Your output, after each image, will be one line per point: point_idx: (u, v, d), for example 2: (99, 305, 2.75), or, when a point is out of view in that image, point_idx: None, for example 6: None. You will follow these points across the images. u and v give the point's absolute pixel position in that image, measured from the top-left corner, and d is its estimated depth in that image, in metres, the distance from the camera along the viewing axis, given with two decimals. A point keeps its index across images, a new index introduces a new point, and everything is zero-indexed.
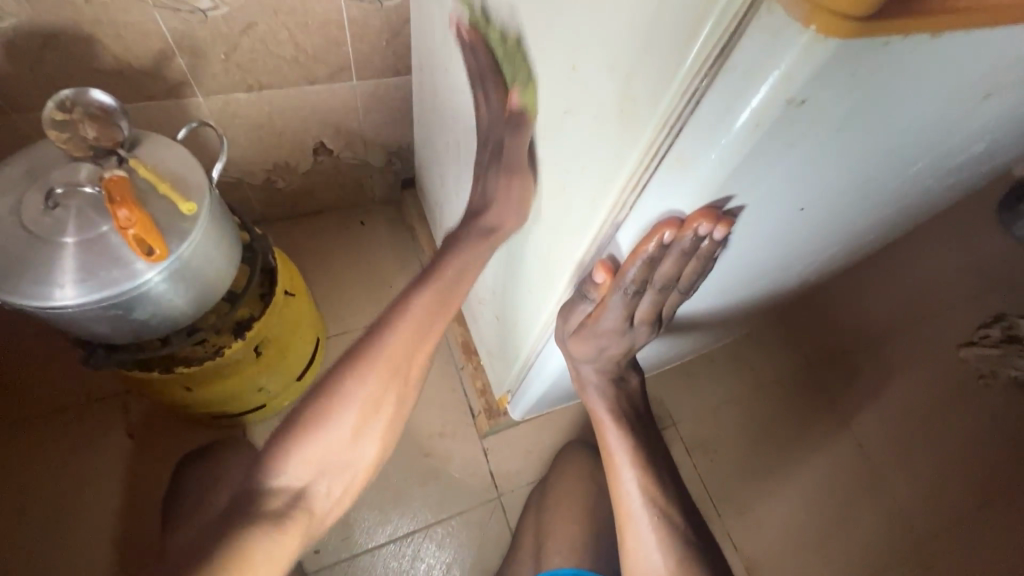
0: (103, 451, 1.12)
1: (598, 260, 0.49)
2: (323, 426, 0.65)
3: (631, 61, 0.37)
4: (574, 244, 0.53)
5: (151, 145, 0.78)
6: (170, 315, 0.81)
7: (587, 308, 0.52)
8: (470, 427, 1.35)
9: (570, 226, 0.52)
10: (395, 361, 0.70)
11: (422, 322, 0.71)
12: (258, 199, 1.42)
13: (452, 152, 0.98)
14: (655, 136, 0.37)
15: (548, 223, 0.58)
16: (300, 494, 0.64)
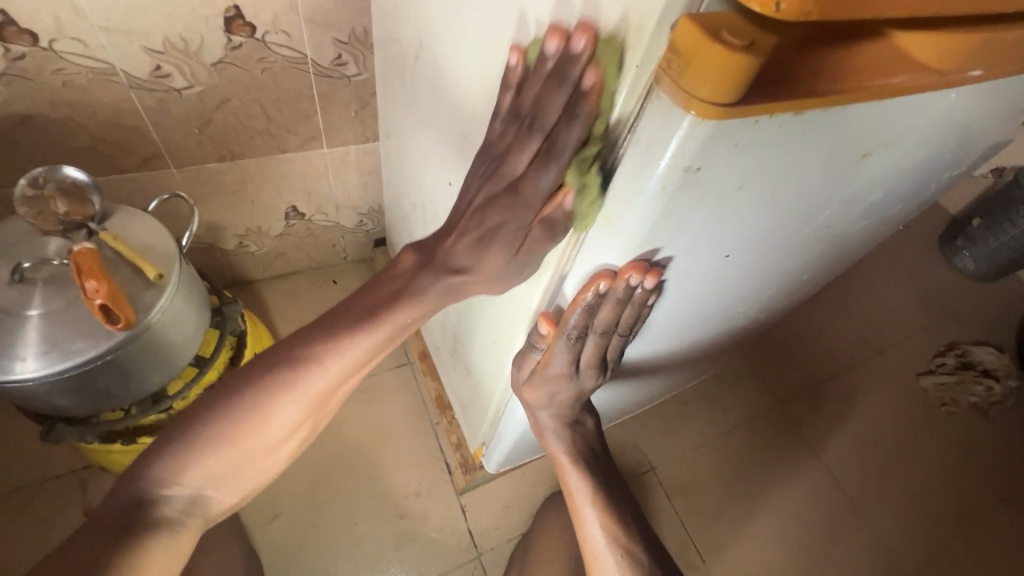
0: (56, 533, 1.06)
1: (544, 312, 0.53)
2: (230, 440, 0.59)
3: None
4: (528, 293, 0.57)
5: (123, 218, 0.81)
6: (136, 384, 0.81)
7: (537, 356, 0.55)
8: (447, 484, 1.32)
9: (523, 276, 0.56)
10: (320, 395, 0.61)
11: (366, 356, 0.60)
12: (230, 263, 1.44)
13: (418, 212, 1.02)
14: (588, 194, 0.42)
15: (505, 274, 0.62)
16: (196, 501, 0.60)
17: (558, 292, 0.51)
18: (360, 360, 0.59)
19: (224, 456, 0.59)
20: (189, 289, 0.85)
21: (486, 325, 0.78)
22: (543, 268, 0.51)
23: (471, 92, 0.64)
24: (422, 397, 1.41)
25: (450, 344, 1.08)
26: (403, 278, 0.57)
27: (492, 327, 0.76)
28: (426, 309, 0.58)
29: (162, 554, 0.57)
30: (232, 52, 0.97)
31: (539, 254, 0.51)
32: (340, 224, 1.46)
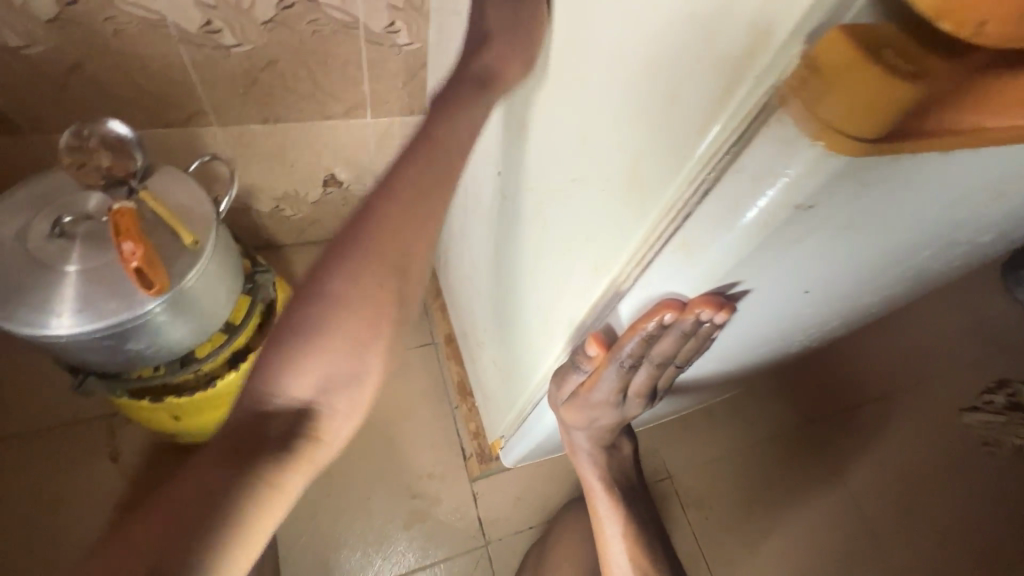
0: (82, 474, 1.10)
1: (593, 331, 0.49)
2: (310, 341, 0.56)
3: (641, 141, 0.39)
4: (578, 307, 0.53)
5: (163, 176, 0.79)
6: (163, 347, 0.80)
7: (580, 377, 0.51)
8: (461, 469, 1.32)
9: (576, 286, 0.53)
10: (385, 256, 0.58)
11: (414, 202, 0.59)
12: (265, 225, 1.43)
13: (459, 196, 0.98)
14: (663, 217, 0.38)
15: (555, 278, 0.58)
16: (302, 413, 0.55)
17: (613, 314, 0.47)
18: (410, 225, 0.59)
19: (318, 357, 0.56)
20: (221, 257, 0.83)
21: (523, 325, 0.75)
22: (600, 285, 0.47)
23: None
24: (443, 379, 1.40)
25: (479, 332, 1.05)
26: (428, 135, 0.61)
27: (529, 329, 0.72)
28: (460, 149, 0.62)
29: (280, 471, 0.51)
30: (284, 12, 0.94)
31: (599, 268, 0.47)
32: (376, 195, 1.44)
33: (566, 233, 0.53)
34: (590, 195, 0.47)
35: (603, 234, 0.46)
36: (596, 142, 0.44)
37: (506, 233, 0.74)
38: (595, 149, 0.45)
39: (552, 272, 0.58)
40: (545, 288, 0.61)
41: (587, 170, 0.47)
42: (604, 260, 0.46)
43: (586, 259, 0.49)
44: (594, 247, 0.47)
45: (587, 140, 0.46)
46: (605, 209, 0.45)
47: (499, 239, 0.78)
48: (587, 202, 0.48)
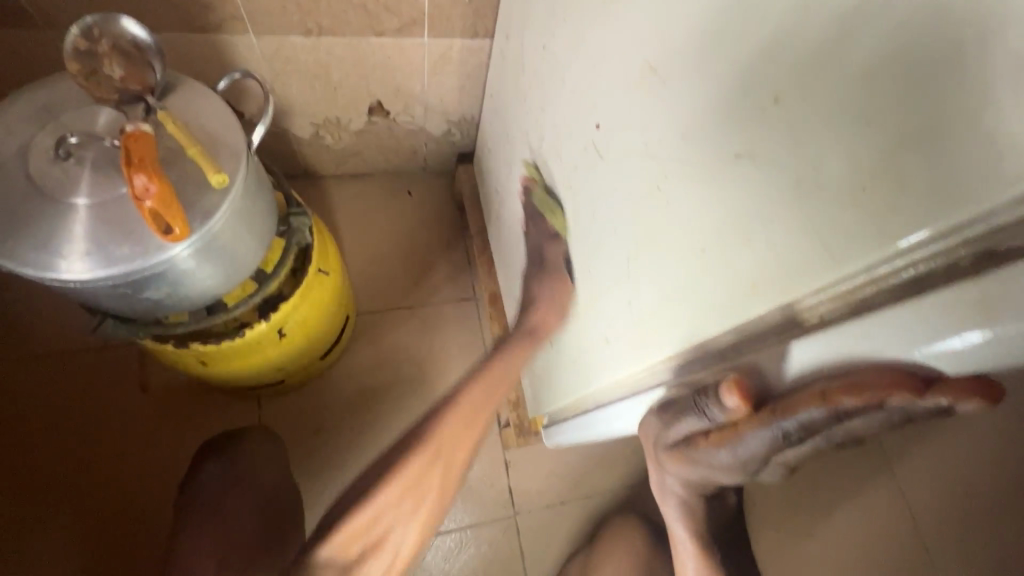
0: (112, 401, 1.09)
1: (734, 376, 0.39)
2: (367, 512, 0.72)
3: (903, 131, 0.28)
4: (710, 325, 0.42)
5: (186, 94, 0.67)
6: (188, 295, 0.71)
7: (701, 423, 0.42)
8: (496, 436, 1.25)
9: (708, 299, 0.42)
10: (444, 451, 0.78)
11: (479, 401, 0.81)
12: (302, 154, 1.30)
13: (528, 144, 0.82)
14: (929, 240, 0.27)
15: (667, 280, 0.47)
16: (352, 564, 0.70)
17: (774, 364, 0.37)
18: (478, 409, 0.81)
19: (371, 534, 0.72)
20: (252, 199, 0.72)
21: (603, 316, 0.63)
22: (767, 308, 0.36)
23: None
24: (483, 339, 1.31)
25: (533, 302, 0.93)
26: (490, 363, 0.85)
27: (613, 324, 0.60)
28: (505, 377, 0.84)
29: None
30: None
31: (765, 290, 0.36)
32: (425, 129, 1.28)
33: (703, 228, 0.41)
34: (764, 189, 0.36)
35: (787, 249, 0.34)
36: (797, 116, 0.33)
37: (599, 202, 0.58)
38: (794, 123, 0.33)
39: (666, 273, 0.47)
40: (649, 287, 0.50)
41: (772, 150, 0.35)
42: (783, 279, 0.35)
43: (738, 270, 0.38)
44: (762, 258, 0.36)
45: (774, 112, 0.34)
46: (794, 216, 0.34)
47: (586, 206, 0.63)
48: (755, 197, 0.36)
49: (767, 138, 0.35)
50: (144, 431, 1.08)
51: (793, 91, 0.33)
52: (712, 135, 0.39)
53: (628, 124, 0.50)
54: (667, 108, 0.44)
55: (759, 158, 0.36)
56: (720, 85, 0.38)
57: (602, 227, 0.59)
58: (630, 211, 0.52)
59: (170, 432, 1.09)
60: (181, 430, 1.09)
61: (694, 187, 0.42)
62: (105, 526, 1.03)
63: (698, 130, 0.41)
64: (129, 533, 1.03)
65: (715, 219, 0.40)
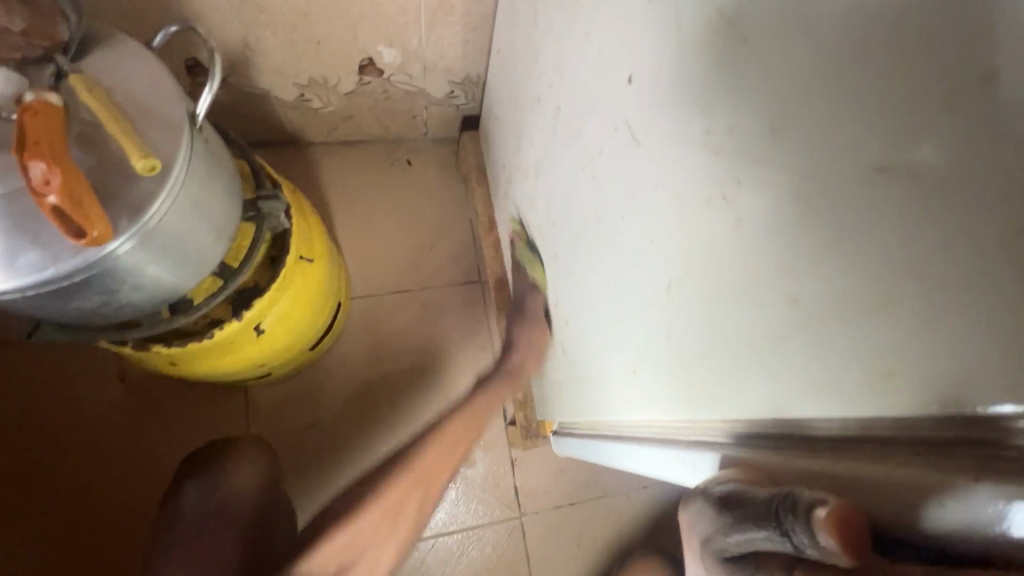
0: (91, 392, 1.02)
1: (836, 502, 0.26)
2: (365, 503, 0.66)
3: None
4: (818, 409, 0.29)
5: (109, 54, 0.53)
6: (133, 302, 0.60)
7: (773, 542, 0.29)
8: (502, 433, 1.16)
9: (811, 374, 0.29)
10: (426, 478, 0.72)
11: (461, 434, 0.78)
12: (287, 118, 1.15)
13: (541, 112, 0.67)
14: None
15: (737, 332, 0.34)
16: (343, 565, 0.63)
17: (904, 499, 0.24)
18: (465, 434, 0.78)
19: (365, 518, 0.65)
20: (206, 185, 0.59)
21: (635, 344, 0.50)
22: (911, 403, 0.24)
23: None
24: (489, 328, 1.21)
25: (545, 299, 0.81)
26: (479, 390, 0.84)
27: (645, 355, 0.48)
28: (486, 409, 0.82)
29: None
30: None
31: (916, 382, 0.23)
32: (425, 90, 1.12)
33: (802, 270, 0.28)
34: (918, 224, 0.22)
35: (970, 336, 0.21)
36: (985, 101, 0.19)
37: (635, 204, 0.45)
38: (977, 112, 0.19)
39: (738, 323, 0.34)
40: (706, 332, 0.37)
41: (927, 156, 0.21)
42: (946, 370, 0.22)
43: (867, 341, 0.25)
44: (912, 331, 0.23)
45: (952, 99, 0.20)
46: (977, 292, 0.20)
47: (616, 204, 0.49)
48: (899, 233, 0.23)
49: (921, 139, 0.22)
50: (125, 423, 1.02)
51: (989, 60, 0.19)
52: (818, 129, 0.26)
53: (675, 100, 0.36)
54: (738, 82, 0.30)
55: (906, 170, 0.22)
56: (838, 49, 0.24)
57: (637, 236, 0.45)
58: (678, 225, 0.38)
59: (151, 425, 1.02)
60: (164, 422, 1.03)
61: (786, 205, 0.28)
62: (88, 524, 0.97)
63: (794, 120, 0.27)
64: (114, 532, 0.98)
65: (828, 265, 0.27)
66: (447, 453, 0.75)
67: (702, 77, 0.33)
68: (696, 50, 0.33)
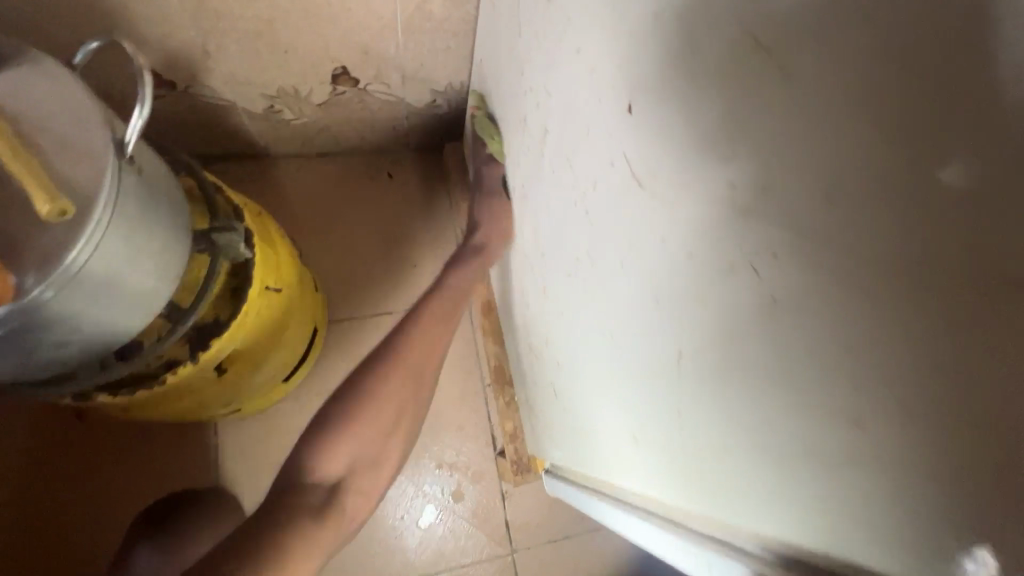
0: (40, 432, 0.93)
1: None
2: (359, 407, 0.64)
3: None
4: (889, 555, 0.24)
5: (19, 74, 0.46)
6: (63, 356, 0.53)
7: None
8: (491, 463, 1.10)
9: (846, 458, 0.25)
10: (411, 370, 0.68)
11: (443, 314, 0.75)
12: (256, 130, 1.07)
13: (527, 132, 0.60)
14: None
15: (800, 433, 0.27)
16: (335, 488, 0.59)
17: None
18: (443, 323, 0.75)
19: (355, 436, 0.62)
20: (143, 224, 0.51)
21: (636, 411, 0.44)
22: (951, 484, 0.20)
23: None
24: (477, 351, 1.14)
25: (536, 335, 0.74)
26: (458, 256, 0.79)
27: (657, 427, 0.41)
28: (465, 287, 0.79)
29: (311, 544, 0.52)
30: None
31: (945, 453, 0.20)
32: (404, 99, 1.04)
33: (837, 346, 0.24)
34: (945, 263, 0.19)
35: None
36: None
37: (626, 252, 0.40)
38: None
39: (772, 420, 0.29)
40: (725, 412, 0.32)
41: (951, 179, 0.19)
42: (968, 425, 0.19)
43: (926, 446, 0.21)
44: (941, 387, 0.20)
45: None
46: None
47: (604, 250, 0.43)
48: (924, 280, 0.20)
49: (942, 159, 0.19)
50: (83, 466, 0.93)
51: None
52: (827, 156, 0.23)
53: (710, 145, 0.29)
54: (733, 106, 0.27)
55: (919, 192, 0.20)
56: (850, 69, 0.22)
57: (630, 289, 0.40)
58: (683, 284, 0.33)
59: (111, 467, 0.93)
60: (125, 463, 0.94)
61: (802, 253, 0.25)
62: None
63: (804, 152, 0.24)
64: None
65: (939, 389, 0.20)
66: (432, 344, 0.72)
67: (757, 119, 0.26)
68: (752, 82, 0.26)
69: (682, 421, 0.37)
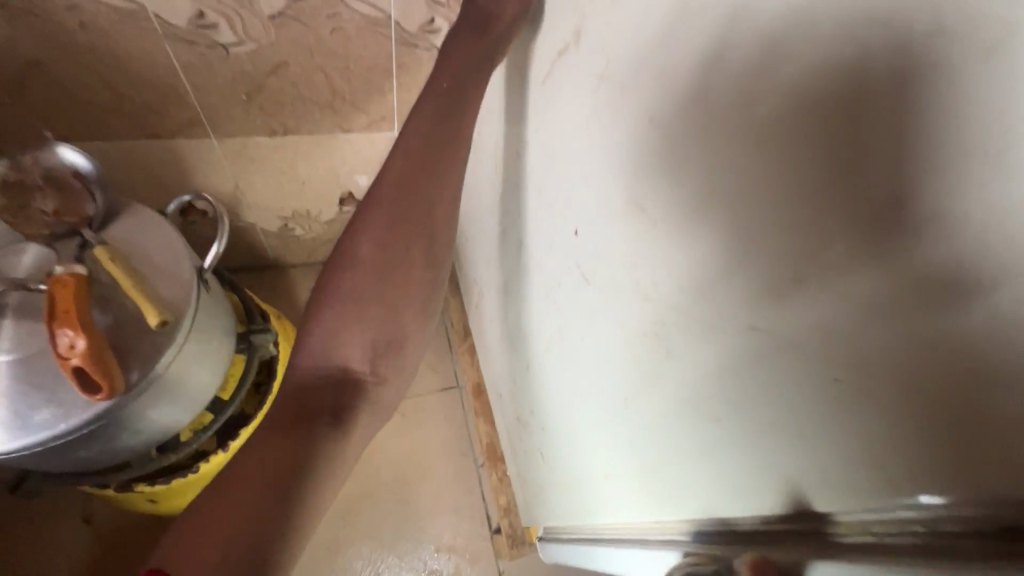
0: (53, 539, 0.95)
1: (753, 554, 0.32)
2: (350, 311, 0.51)
3: None
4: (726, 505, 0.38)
5: (128, 221, 0.61)
6: (130, 445, 0.62)
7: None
8: (487, 542, 1.15)
9: (700, 438, 0.38)
10: (388, 272, 0.52)
11: (401, 208, 0.52)
12: (269, 245, 1.24)
13: (505, 243, 0.79)
14: None
15: (686, 445, 0.40)
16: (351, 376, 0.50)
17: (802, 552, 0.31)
18: (406, 213, 0.52)
19: (355, 331, 0.51)
20: (207, 326, 0.64)
21: (613, 425, 0.52)
22: (728, 423, 0.35)
23: (744, 41, 0.28)
24: (468, 432, 1.23)
25: (523, 409, 0.87)
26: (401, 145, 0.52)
27: (618, 466, 0.54)
28: (424, 166, 0.51)
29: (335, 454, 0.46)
30: (295, 4, 0.74)
31: (893, 461, 0.25)
32: None
33: (737, 389, 0.33)
34: (902, 327, 0.23)
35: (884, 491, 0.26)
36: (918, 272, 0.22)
37: (605, 289, 0.47)
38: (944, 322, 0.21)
39: (669, 435, 0.42)
40: (681, 415, 0.40)
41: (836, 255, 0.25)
42: (770, 425, 0.31)
43: (744, 436, 0.34)
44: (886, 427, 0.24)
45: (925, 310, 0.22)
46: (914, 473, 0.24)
47: (574, 319, 0.56)
48: (879, 338, 0.24)
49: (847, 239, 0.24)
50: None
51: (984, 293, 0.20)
52: (766, 227, 0.28)
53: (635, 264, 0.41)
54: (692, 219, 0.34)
55: (812, 264, 0.26)
56: (820, 140, 0.25)
57: (608, 321, 0.48)
58: (629, 338, 0.45)
59: None
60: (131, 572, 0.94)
61: (710, 321, 0.34)
62: None
63: (753, 230, 0.29)
64: None
65: (755, 413, 0.32)
66: (406, 233, 0.52)
67: (672, 228, 0.36)
68: (656, 213, 0.37)
69: (631, 456, 0.50)
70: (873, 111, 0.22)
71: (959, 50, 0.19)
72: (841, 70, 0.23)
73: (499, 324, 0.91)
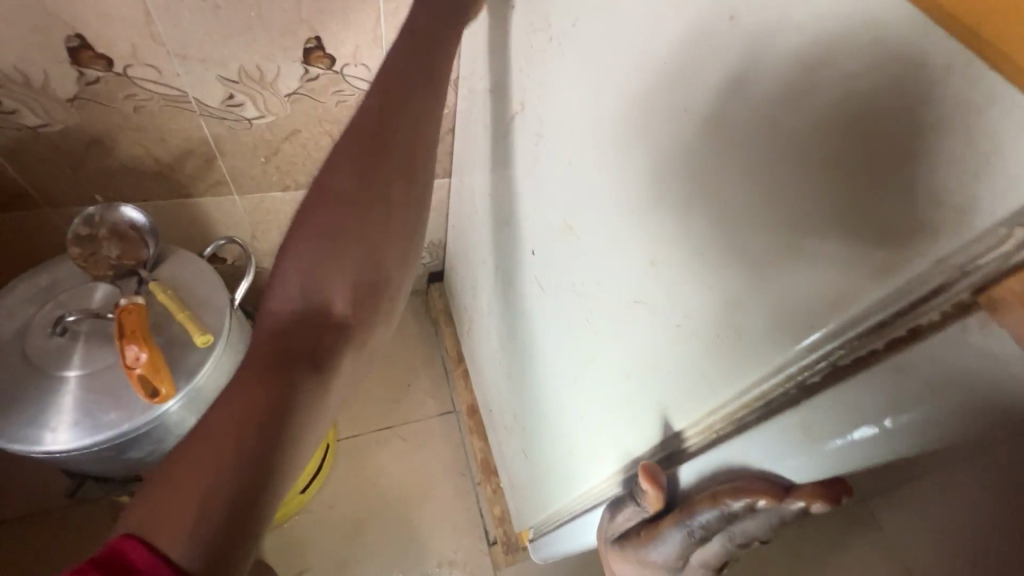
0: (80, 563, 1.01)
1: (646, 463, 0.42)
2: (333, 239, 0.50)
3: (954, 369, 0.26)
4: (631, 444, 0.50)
5: (174, 262, 0.75)
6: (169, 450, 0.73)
7: (642, 516, 0.44)
8: (485, 555, 1.22)
9: (617, 389, 0.50)
10: (371, 196, 0.52)
11: (384, 133, 0.53)
12: None
13: (487, 267, 0.94)
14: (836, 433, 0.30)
15: (614, 399, 0.52)
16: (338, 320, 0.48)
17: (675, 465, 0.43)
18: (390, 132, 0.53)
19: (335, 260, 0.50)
20: None
21: (576, 397, 0.62)
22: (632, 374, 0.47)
23: (772, 60, 0.29)
24: (465, 452, 1.33)
25: (507, 411, 1.00)
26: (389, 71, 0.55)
27: (575, 440, 0.66)
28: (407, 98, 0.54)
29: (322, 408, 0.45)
30: (307, 84, 0.91)
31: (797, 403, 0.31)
32: None
33: (652, 353, 0.43)
34: (878, 305, 0.26)
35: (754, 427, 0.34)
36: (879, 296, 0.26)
37: (587, 269, 0.52)
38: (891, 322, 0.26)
39: (604, 395, 0.54)
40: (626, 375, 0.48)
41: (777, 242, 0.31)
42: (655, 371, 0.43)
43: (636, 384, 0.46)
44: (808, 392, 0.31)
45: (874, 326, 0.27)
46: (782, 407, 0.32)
47: (548, 291, 0.63)
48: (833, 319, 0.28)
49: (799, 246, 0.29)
50: None
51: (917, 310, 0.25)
52: (726, 224, 0.34)
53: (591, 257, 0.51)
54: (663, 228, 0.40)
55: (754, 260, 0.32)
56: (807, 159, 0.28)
57: (573, 299, 0.56)
58: (595, 312, 0.52)
59: None
60: None
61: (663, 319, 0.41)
62: None
63: (744, 185, 0.32)
64: None
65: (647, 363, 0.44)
66: (386, 159, 0.53)
67: (619, 224, 0.45)
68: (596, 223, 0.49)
69: (584, 429, 0.62)
70: (877, 120, 0.25)
71: (974, 74, 0.22)
72: (870, 78, 0.25)
73: (488, 316, 0.99)
